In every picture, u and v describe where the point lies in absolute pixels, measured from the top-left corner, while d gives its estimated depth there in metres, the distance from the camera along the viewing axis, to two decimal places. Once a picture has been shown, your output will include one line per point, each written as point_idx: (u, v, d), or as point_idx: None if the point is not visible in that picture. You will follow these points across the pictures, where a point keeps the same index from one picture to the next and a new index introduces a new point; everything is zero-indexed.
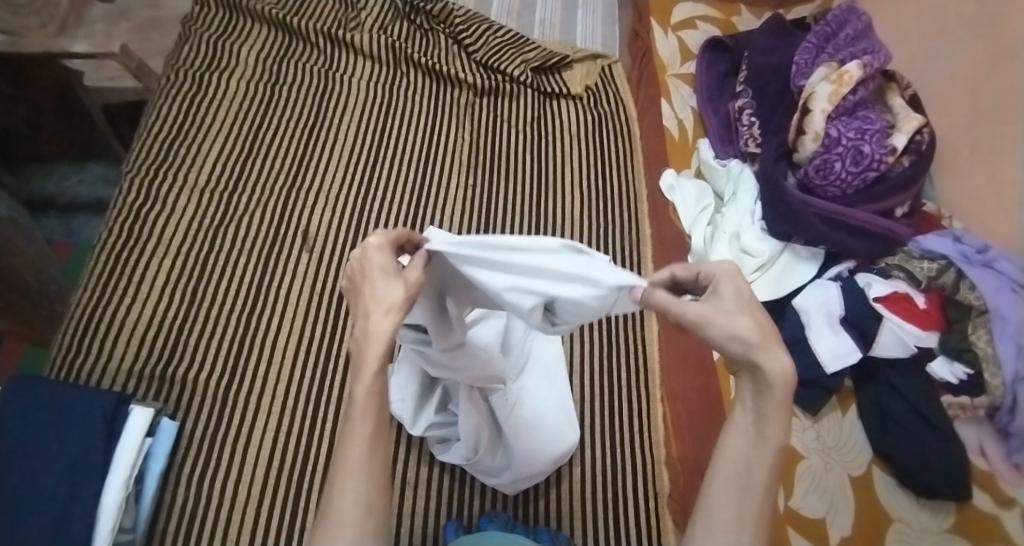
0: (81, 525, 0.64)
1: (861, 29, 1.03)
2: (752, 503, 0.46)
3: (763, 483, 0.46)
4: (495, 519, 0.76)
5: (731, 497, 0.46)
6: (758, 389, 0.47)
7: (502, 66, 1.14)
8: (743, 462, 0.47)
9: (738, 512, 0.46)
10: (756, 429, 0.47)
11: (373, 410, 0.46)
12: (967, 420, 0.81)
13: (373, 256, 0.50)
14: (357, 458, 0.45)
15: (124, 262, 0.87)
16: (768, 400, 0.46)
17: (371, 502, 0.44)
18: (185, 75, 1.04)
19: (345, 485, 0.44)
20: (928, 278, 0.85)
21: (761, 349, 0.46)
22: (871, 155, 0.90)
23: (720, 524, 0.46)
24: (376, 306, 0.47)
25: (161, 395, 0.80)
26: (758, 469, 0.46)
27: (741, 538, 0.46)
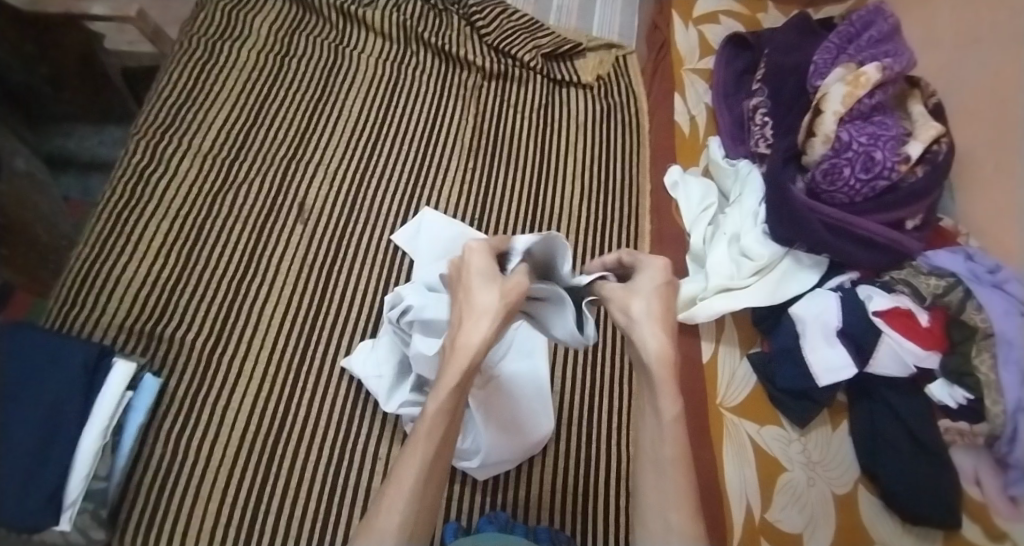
0: (55, 468, 0.66)
1: (887, 31, 0.98)
2: (668, 474, 0.52)
3: (670, 452, 0.52)
4: (495, 520, 0.75)
5: (648, 473, 0.53)
6: (644, 369, 0.56)
7: (514, 50, 1.12)
8: (651, 441, 0.54)
9: (659, 486, 0.52)
10: (653, 406, 0.54)
11: (438, 432, 0.52)
12: (965, 446, 0.78)
13: (476, 262, 0.57)
14: (412, 476, 0.50)
15: (124, 221, 0.89)
16: (651, 376, 0.54)
17: (413, 524, 0.49)
18: (198, 42, 1.05)
19: (396, 498, 0.49)
20: (933, 294, 0.82)
21: (636, 328, 0.56)
22: (882, 163, 0.86)
23: (650, 505, 0.52)
24: (471, 315, 0.54)
25: (148, 351, 0.82)
26: (663, 442, 0.53)
27: (668, 512, 0.51)
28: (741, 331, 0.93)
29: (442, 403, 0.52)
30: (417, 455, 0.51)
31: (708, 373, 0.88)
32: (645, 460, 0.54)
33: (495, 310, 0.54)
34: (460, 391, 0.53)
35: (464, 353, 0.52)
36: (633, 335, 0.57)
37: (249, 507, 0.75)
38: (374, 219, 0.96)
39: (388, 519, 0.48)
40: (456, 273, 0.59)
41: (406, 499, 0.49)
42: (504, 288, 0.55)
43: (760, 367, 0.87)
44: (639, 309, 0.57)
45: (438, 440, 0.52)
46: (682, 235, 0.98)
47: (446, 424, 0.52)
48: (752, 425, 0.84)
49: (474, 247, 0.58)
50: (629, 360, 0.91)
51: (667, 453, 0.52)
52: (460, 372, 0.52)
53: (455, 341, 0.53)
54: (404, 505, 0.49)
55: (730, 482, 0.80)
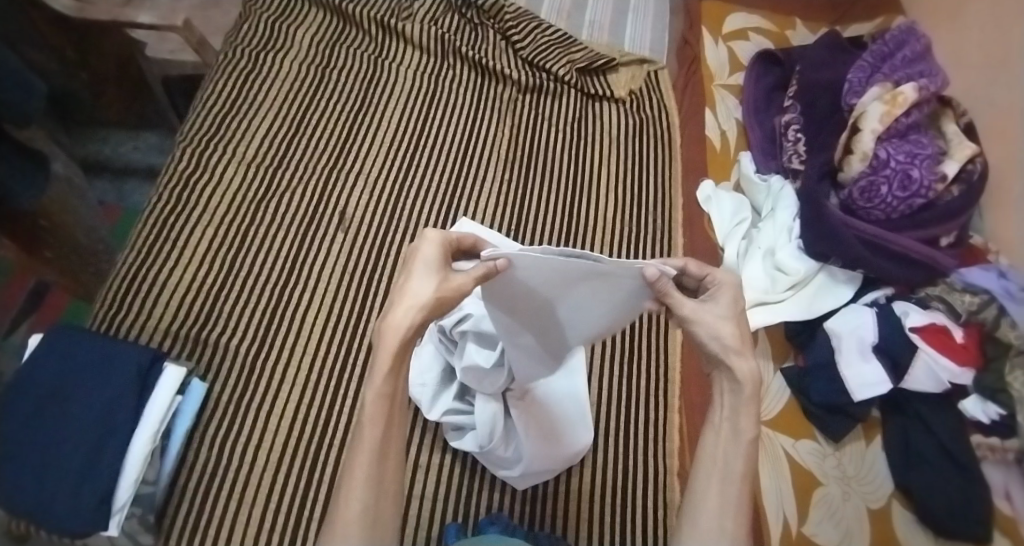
0: (108, 472, 0.67)
1: (920, 51, 1.00)
2: (732, 491, 0.51)
3: (740, 470, 0.51)
4: (497, 522, 0.74)
5: (714, 485, 0.51)
6: (733, 388, 0.53)
7: (548, 65, 1.14)
8: (721, 452, 0.52)
9: (721, 499, 0.50)
10: (732, 424, 0.52)
11: (383, 414, 0.50)
12: (995, 462, 0.78)
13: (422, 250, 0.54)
14: (365, 463, 0.49)
15: (170, 227, 0.91)
16: (741, 398, 0.52)
17: (374, 512, 0.49)
18: (241, 53, 1.07)
19: (353, 488, 0.48)
20: (968, 311, 0.82)
21: (731, 354, 0.52)
22: (919, 181, 0.87)
23: (703, 515, 0.50)
24: (401, 301, 0.51)
25: (194, 355, 0.83)
26: (735, 459, 0.51)
27: (724, 526, 0.49)
28: (775, 344, 0.94)
29: (381, 391, 0.49)
30: (366, 448, 0.49)
31: None
32: (710, 471, 0.52)
33: (423, 303, 0.50)
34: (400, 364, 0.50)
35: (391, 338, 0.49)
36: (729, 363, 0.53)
37: (292, 512, 0.76)
38: (412, 228, 0.97)
39: (350, 511, 0.48)
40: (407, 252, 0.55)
41: (363, 487, 0.49)
42: (444, 281, 0.52)
43: (795, 381, 0.88)
44: (730, 335, 0.53)
45: (384, 423, 0.50)
46: (716, 249, 1.00)
47: (388, 408, 0.50)
48: (787, 439, 0.85)
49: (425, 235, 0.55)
50: (664, 371, 0.92)
51: (741, 472, 0.51)
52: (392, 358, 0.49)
53: (385, 324, 0.50)
54: (362, 497, 0.48)
55: (766, 496, 0.80)
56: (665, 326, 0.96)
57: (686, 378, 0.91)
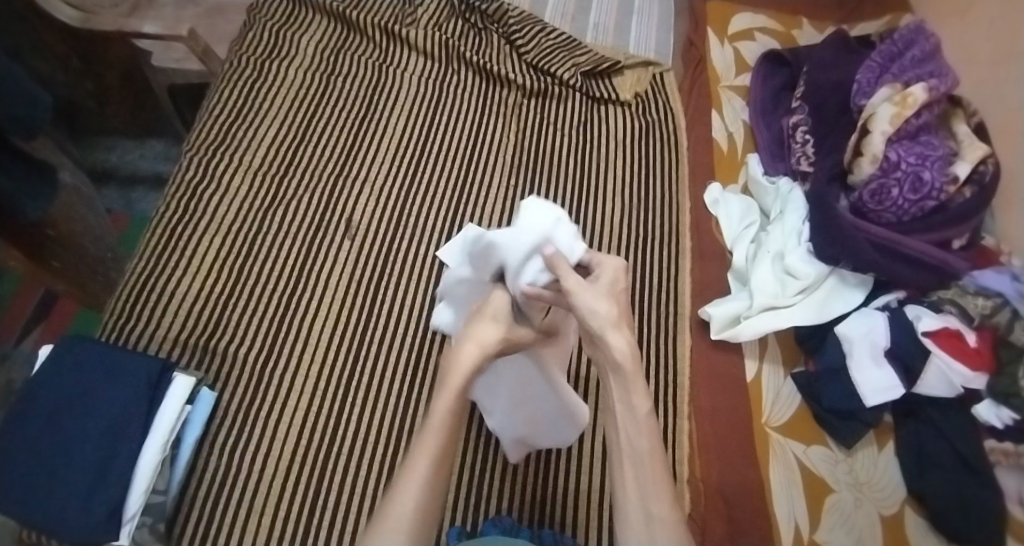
0: (118, 483, 0.67)
1: (930, 50, 0.98)
2: (646, 473, 0.54)
3: (646, 448, 0.55)
4: (499, 523, 0.74)
5: (628, 472, 0.55)
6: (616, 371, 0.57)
7: (553, 68, 1.14)
8: (626, 438, 0.56)
9: (637, 485, 0.54)
10: (626, 404, 0.57)
11: (448, 425, 0.54)
12: (1010, 468, 0.76)
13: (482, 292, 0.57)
14: (421, 469, 0.53)
15: (177, 237, 0.91)
16: (623, 373, 0.56)
17: (424, 515, 0.52)
18: (246, 61, 1.07)
19: (408, 488, 0.52)
20: (981, 315, 0.80)
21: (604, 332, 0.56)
22: (930, 183, 0.86)
23: (630, 506, 0.54)
24: None
25: (202, 366, 0.83)
26: (639, 439, 0.56)
27: (649, 501, 0.54)
28: (785, 349, 0.93)
29: (448, 403, 0.55)
30: (427, 453, 0.53)
31: (754, 392, 0.88)
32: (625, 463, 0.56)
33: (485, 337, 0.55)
34: (463, 389, 0.56)
35: (455, 373, 0.56)
36: (604, 345, 0.57)
37: (302, 521, 0.75)
38: (419, 234, 0.97)
39: (401, 510, 0.51)
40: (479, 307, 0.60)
41: (417, 489, 0.52)
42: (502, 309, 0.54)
43: (806, 386, 0.87)
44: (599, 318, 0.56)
45: (444, 434, 0.54)
46: (724, 252, 1.00)
47: (452, 422, 0.55)
48: (799, 445, 0.84)
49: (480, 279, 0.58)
50: (675, 379, 0.91)
51: (645, 449, 0.55)
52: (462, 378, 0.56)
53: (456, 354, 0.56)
54: (415, 497, 0.51)
55: (777, 503, 0.80)
56: (675, 332, 0.95)
57: (695, 385, 0.91)
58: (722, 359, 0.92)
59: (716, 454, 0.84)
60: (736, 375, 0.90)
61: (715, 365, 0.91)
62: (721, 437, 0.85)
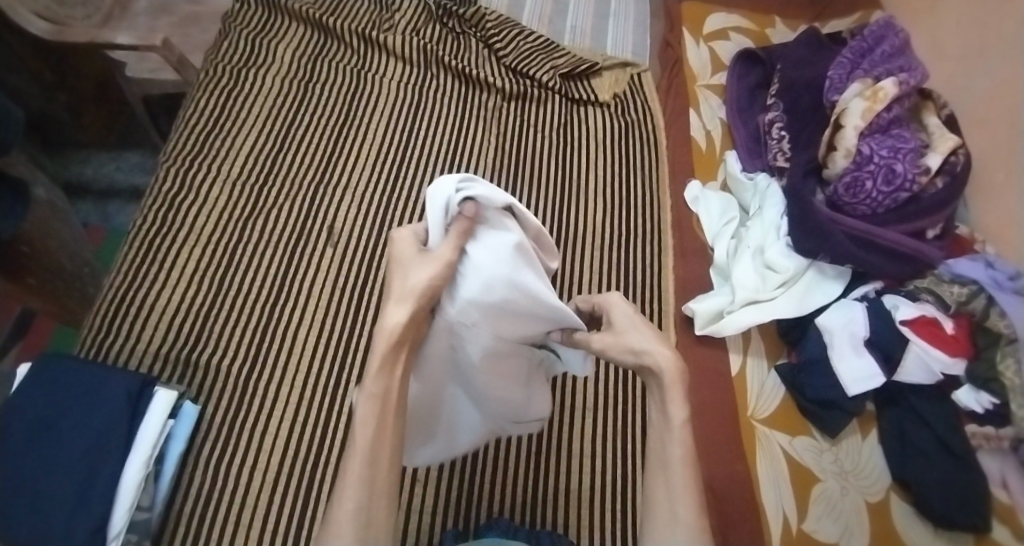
0: (101, 501, 0.66)
1: (899, 46, 1.01)
2: (677, 480, 0.51)
3: (680, 455, 0.52)
4: (496, 525, 0.73)
5: (658, 478, 0.52)
6: (657, 384, 0.55)
7: (532, 71, 1.15)
8: (659, 442, 0.53)
9: (666, 491, 0.51)
10: (662, 413, 0.54)
11: (376, 413, 0.48)
12: (991, 451, 0.78)
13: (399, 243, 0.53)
14: (357, 468, 0.47)
15: (156, 249, 0.90)
16: (663, 383, 0.54)
17: (370, 514, 0.47)
18: (223, 70, 1.06)
19: (347, 488, 0.46)
20: (957, 303, 0.83)
21: (645, 353, 0.55)
22: (903, 175, 0.88)
23: (655, 513, 0.51)
24: (392, 293, 0.50)
25: (185, 378, 0.82)
26: (671, 446, 0.53)
27: (676, 511, 0.50)
28: (768, 343, 0.94)
29: (372, 389, 0.48)
30: (358, 454, 0.47)
31: (739, 385, 0.89)
32: (656, 469, 0.53)
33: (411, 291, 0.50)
34: (391, 361, 0.49)
35: (385, 338, 0.49)
36: (644, 357, 0.55)
37: (291, 531, 0.75)
38: None
39: (343, 514, 0.46)
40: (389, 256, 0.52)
41: (358, 485, 0.47)
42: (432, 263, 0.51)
43: (789, 377, 0.88)
44: (641, 340, 0.55)
45: (375, 425, 0.48)
46: (705, 249, 1.01)
47: (380, 410, 0.49)
48: (784, 437, 0.85)
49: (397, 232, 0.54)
50: None
51: (678, 459, 0.52)
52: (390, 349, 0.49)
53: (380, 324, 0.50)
54: (354, 499, 0.46)
55: (765, 494, 0.81)
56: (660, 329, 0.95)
57: None
58: (706, 354, 0.92)
59: (711, 453, 0.83)
60: (721, 368, 0.90)
61: (698, 359, 0.92)
62: (709, 432, 0.85)
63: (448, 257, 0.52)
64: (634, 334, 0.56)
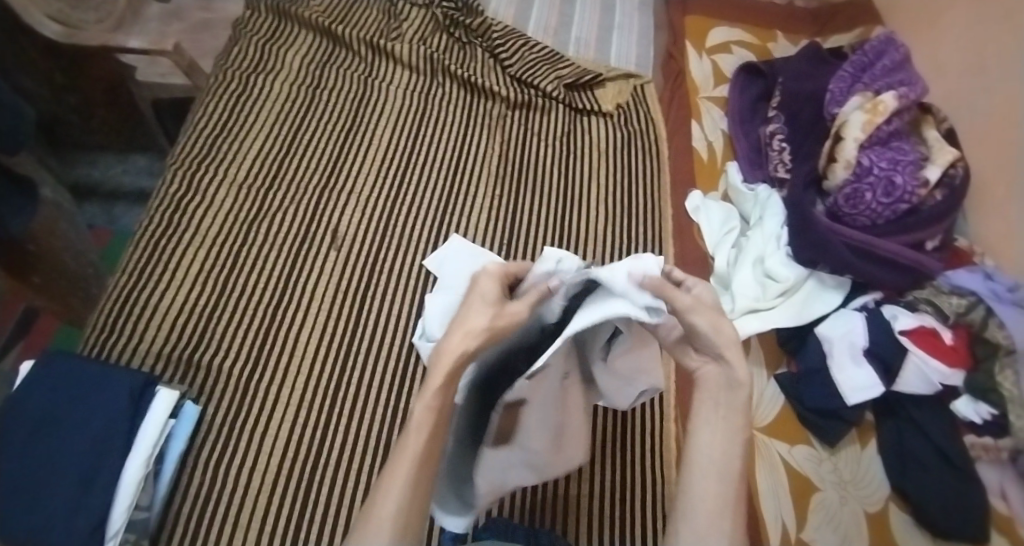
0: (100, 498, 0.66)
1: (899, 61, 1.02)
2: (729, 489, 0.51)
3: (737, 468, 0.51)
4: (492, 527, 0.73)
5: (712, 487, 0.50)
6: (726, 381, 0.54)
7: (536, 81, 1.17)
8: (717, 449, 0.52)
9: (719, 500, 0.50)
10: (725, 417, 0.53)
11: (432, 422, 0.50)
12: (990, 462, 0.79)
13: (485, 281, 0.57)
14: (403, 473, 0.49)
15: (161, 250, 0.91)
16: (735, 389, 0.53)
17: (406, 523, 0.48)
18: (232, 76, 1.08)
19: (388, 491, 0.48)
20: (956, 313, 0.84)
21: (728, 342, 0.53)
22: (902, 187, 0.89)
23: (699, 515, 0.50)
24: (459, 329, 0.52)
25: (187, 379, 0.83)
26: (732, 458, 0.51)
27: (722, 522, 0.50)
28: (768, 351, 0.94)
29: (431, 401, 0.50)
30: (406, 460, 0.49)
31: None
32: (705, 472, 0.51)
33: (480, 328, 0.51)
34: (450, 385, 0.50)
35: (444, 363, 0.50)
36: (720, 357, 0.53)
37: (288, 532, 0.75)
38: (406, 245, 0.98)
39: (380, 514, 0.47)
40: (469, 286, 0.58)
41: (399, 493, 0.48)
42: (500, 312, 0.53)
43: (789, 387, 0.89)
44: (724, 321, 0.55)
45: (431, 432, 0.50)
46: (706, 258, 1.01)
47: (438, 419, 0.51)
48: (783, 445, 0.85)
49: (488, 267, 0.58)
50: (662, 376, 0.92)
51: (734, 473, 0.51)
52: (446, 377, 0.50)
53: (443, 348, 0.51)
54: (397, 499, 0.48)
55: (764, 501, 0.80)
56: None
57: (680, 388, 0.91)
58: None
59: None
60: None
61: None
62: None
63: (521, 314, 0.53)
64: (718, 333, 0.54)
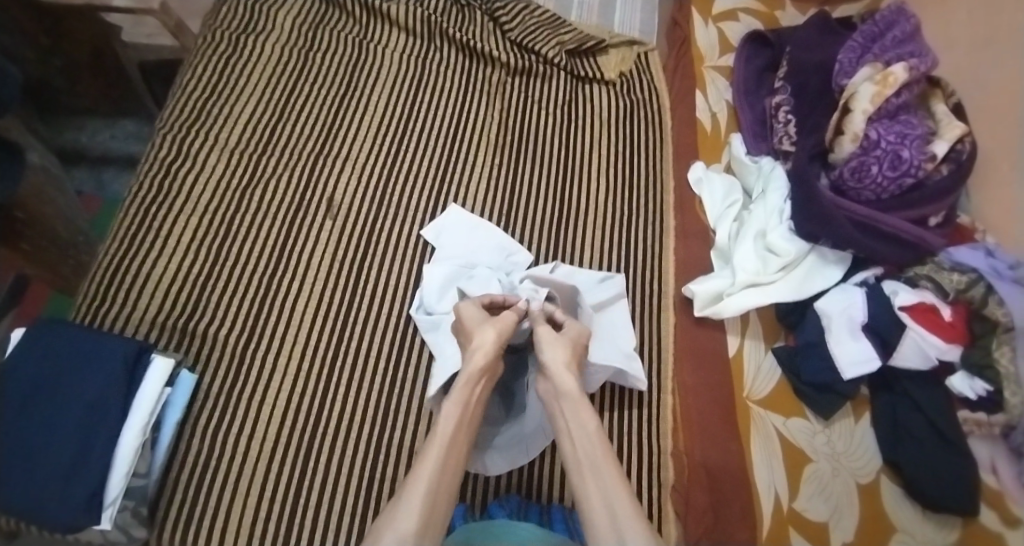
0: (97, 466, 0.65)
1: (910, 32, 0.99)
2: (605, 476, 0.62)
3: (602, 454, 0.63)
4: (505, 504, 0.75)
5: (588, 480, 0.62)
6: (562, 394, 0.69)
7: (538, 46, 1.13)
8: (583, 448, 0.64)
9: (601, 487, 0.61)
10: (578, 422, 0.66)
11: (454, 416, 0.65)
12: (981, 437, 0.79)
13: (465, 310, 0.75)
14: (432, 459, 0.61)
15: (152, 216, 0.89)
16: (567, 395, 0.68)
17: (432, 503, 0.58)
18: (221, 36, 1.04)
19: (419, 476, 0.60)
20: (956, 290, 0.83)
21: (554, 365, 0.70)
22: (909, 161, 0.87)
23: (590, 509, 0.60)
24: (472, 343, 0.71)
25: (182, 346, 0.82)
26: (595, 449, 0.63)
27: (610, 502, 0.59)
28: (766, 325, 0.93)
29: (457, 398, 0.66)
30: (431, 457, 0.61)
31: (736, 366, 0.89)
32: (581, 472, 0.63)
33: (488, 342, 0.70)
34: (474, 378, 0.68)
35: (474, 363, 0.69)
36: (548, 375, 0.70)
37: (289, 500, 0.75)
38: (404, 214, 0.96)
39: (414, 492, 0.58)
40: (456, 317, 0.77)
41: (428, 476, 0.59)
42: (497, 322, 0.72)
43: (786, 360, 0.88)
44: (552, 351, 0.71)
45: (454, 423, 0.64)
46: (706, 231, 1.00)
47: (460, 415, 0.65)
48: (778, 417, 0.86)
49: (462, 303, 0.77)
50: (657, 354, 0.93)
51: (600, 456, 0.63)
52: (467, 377, 0.68)
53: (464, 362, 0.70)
54: (426, 481, 0.59)
55: (756, 473, 0.81)
56: (660, 311, 0.95)
57: (678, 359, 0.92)
58: (705, 335, 0.93)
59: (699, 430, 0.85)
60: (718, 350, 0.91)
61: (697, 340, 0.92)
62: (701, 410, 0.86)
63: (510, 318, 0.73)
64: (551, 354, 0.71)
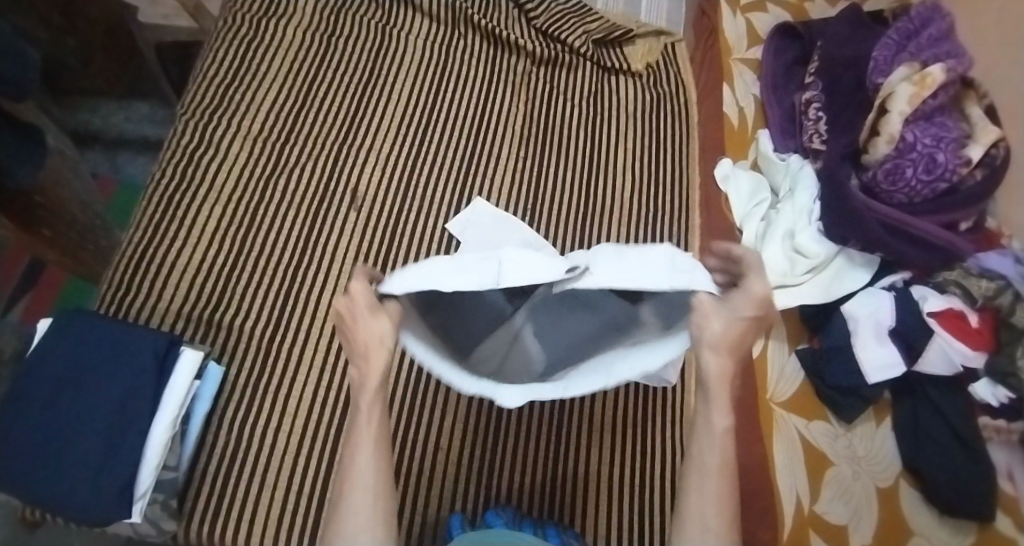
0: (127, 460, 0.65)
1: (946, 30, 0.96)
2: (711, 485, 0.52)
3: (716, 462, 0.52)
4: (502, 515, 0.74)
5: (694, 482, 0.52)
6: (705, 390, 0.53)
7: (564, 36, 1.11)
8: (701, 447, 0.53)
9: (705, 497, 0.52)
10: (706, 415, 0.53)
11: (376, 399, 0.55)
12: (1001, 443, 0.80)
13: None
14: (361, 448, 0.54)
15: (176, 205, 0.87)
16: (708, 388, 0.53)
17: (381, 486, 0.54)
18: (242, 19, 1.02)
19: (356, 466, 0.54)
20: (984, 297, 0.82)
21: (705, 346, 0.52)
22: (944, 165, 0.86)
23: (695, 519, 0.52)
24: None
25: (207, 338, 0.81)
26: (712, 453, 0.53)
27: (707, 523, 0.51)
28: (790, 328, 0.93)
29: (367, 379, 0.54)
30: (363, 445, 0.54)
31: (760, 367, 0.89)
32: (697, 469, 0.53)
33: None
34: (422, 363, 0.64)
35: None
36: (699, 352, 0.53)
37: (315, 493, 0.75)
38: (428, 206, 0.95)
39: (358, 482, 0.53)
40: None
41: (368, 464, 0.54)
42: None
43: (810, 363, 0.88)
44: (718, 327, 0.51)
45: (376, 408, 0.55)
46: (734, 230, 0.99)
47: (380, 396, 0.55)
48: (801, 421, 0.86)
49: None
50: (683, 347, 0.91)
51: (714, 464, 0.52)
52: None
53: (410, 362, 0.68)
54: (367, 468, 0.54)
55: (780, 475, 0.81)
56: None
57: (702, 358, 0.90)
58: None
59: None
60: None
61: None
62: None
63: None
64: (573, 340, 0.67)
